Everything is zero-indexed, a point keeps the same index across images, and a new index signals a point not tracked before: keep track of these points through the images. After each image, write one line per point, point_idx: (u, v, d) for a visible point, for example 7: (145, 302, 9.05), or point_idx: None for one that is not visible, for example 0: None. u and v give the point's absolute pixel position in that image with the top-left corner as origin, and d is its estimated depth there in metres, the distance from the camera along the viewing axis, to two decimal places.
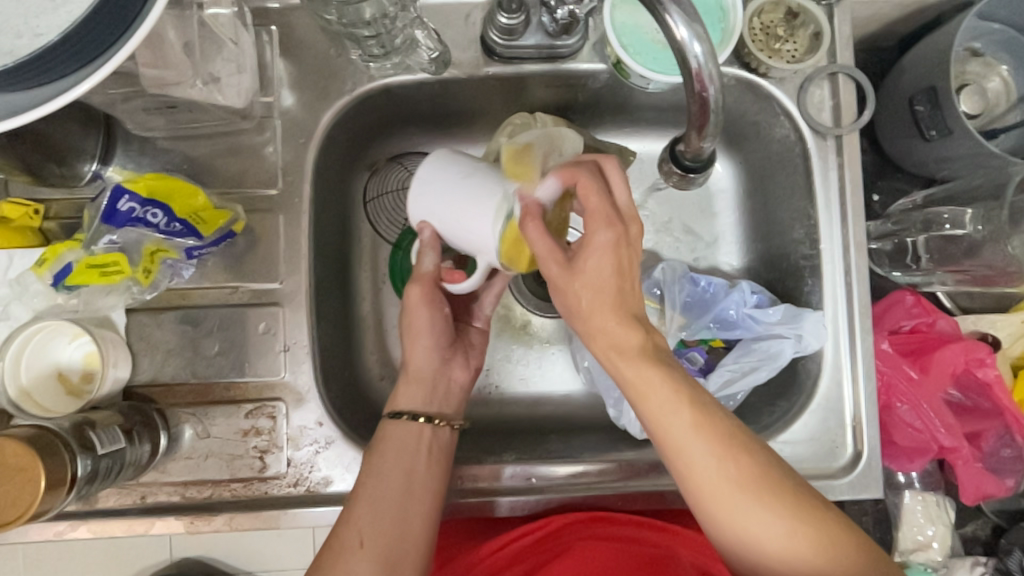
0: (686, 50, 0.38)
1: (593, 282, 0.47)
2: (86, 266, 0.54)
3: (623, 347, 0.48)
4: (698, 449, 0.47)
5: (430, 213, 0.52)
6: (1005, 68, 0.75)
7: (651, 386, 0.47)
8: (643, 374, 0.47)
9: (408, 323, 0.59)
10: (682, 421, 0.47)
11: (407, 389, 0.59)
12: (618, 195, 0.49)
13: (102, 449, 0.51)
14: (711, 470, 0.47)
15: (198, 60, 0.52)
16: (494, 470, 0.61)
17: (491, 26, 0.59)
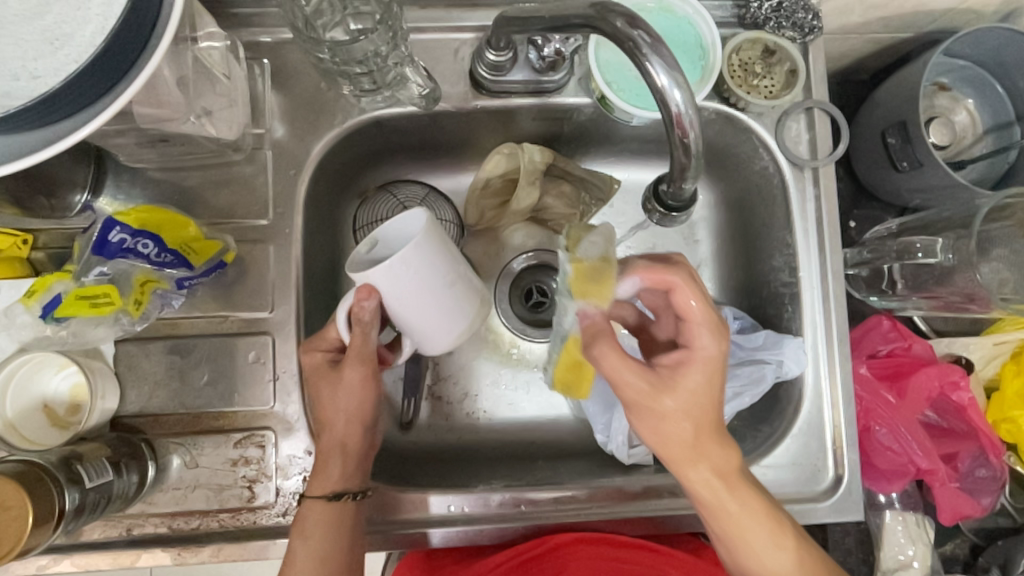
0: (667, 97, 0.39)
1: (676, 410, 0.49)
2: (77, 298, 0.53)
3: (695, 452, 0.51)
4: (764, 543, 0.54)
5: (395, 297, 0.48)
6: (971, 102, 0.78)
7: (736, 498, 0.53)
8: (709, 480, 0.52)
9: (323, 399, 0.57)
10: (746, 515, 0.53)
11: (321, 466, 0.57)
12: (695, 324, 0.50)
13: (90, 482, 0.50)
14: (779, 559, 0.54)
15: (192, 95, 0.53)
16: (423, 500, 0.61)
17: (480, 62, 0.61)
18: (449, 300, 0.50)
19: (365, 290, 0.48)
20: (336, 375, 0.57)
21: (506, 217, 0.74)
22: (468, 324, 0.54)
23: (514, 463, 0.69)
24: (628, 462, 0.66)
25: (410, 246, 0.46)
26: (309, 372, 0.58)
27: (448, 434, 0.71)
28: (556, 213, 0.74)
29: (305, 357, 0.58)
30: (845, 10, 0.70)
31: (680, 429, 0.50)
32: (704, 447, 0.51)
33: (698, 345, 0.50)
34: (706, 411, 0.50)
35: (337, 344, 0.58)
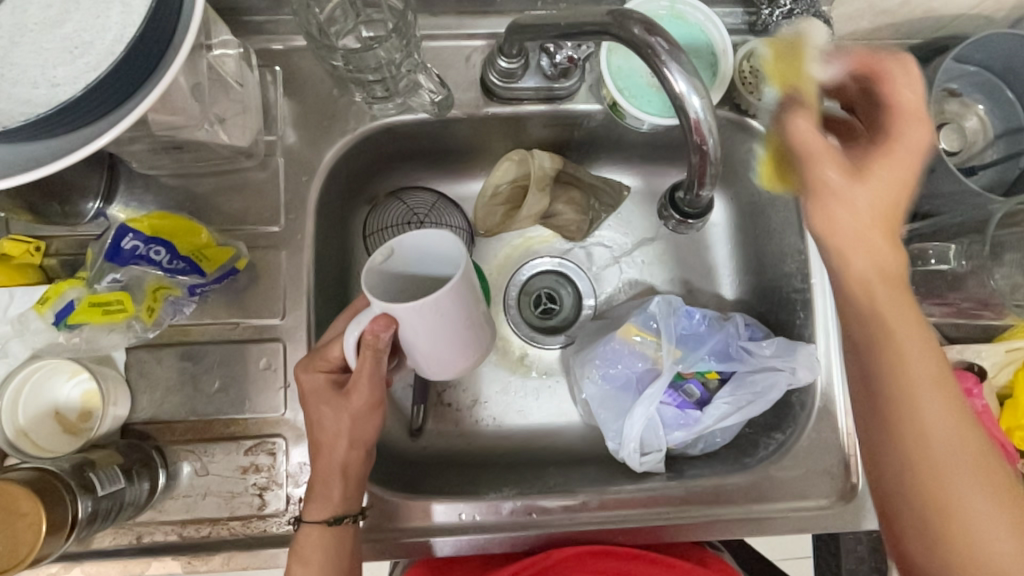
0: (684, 103, 0.39)
1: (885, 309, 0.43)
2: (88, 305, 0.54)
3: (914, 384, 0.43)
4: (936, 414, 0.43)
5: (413, 328, 0.46)
6: (981, 107, 0.78)
7: (920, 383, 0.43)
8: (928, 412, 0.43)
9: (324, 422, 0.54)
10: (958, 422, 0.43)
11: (320, 490, 0.55)
12: (903, 92, 0.44)
13: (102, 490, 0.50)
14: (988, 513, 0.42)
15: (206, 103, 0.54)
16: (428, 509, 0.60)
17: (491, 68, 0.61)
18: (463, 331, 0.49)
19: (381, 320, 0.45)
20: (338, 397, 0.54)
21: (516, 223, 0.73)
22: (476, 357, 0.54)
23: (525, 470, 0.69)
24: (640, 470, 0.66)
25: (444, 292, 0.44)
26: (306, 393, 0.55)
27: (458, 442, 0.71)
28: (567, 221, 0.75)
29: (304, 377, 0.55)
30: (856, 16, 0.70)
31: (913, 342, 0.43)
32: (936, 380, 0.43)
33: (894, 99, 0.44)
34: (927, 339, 0.43)
35: (339, 364, 0.55)
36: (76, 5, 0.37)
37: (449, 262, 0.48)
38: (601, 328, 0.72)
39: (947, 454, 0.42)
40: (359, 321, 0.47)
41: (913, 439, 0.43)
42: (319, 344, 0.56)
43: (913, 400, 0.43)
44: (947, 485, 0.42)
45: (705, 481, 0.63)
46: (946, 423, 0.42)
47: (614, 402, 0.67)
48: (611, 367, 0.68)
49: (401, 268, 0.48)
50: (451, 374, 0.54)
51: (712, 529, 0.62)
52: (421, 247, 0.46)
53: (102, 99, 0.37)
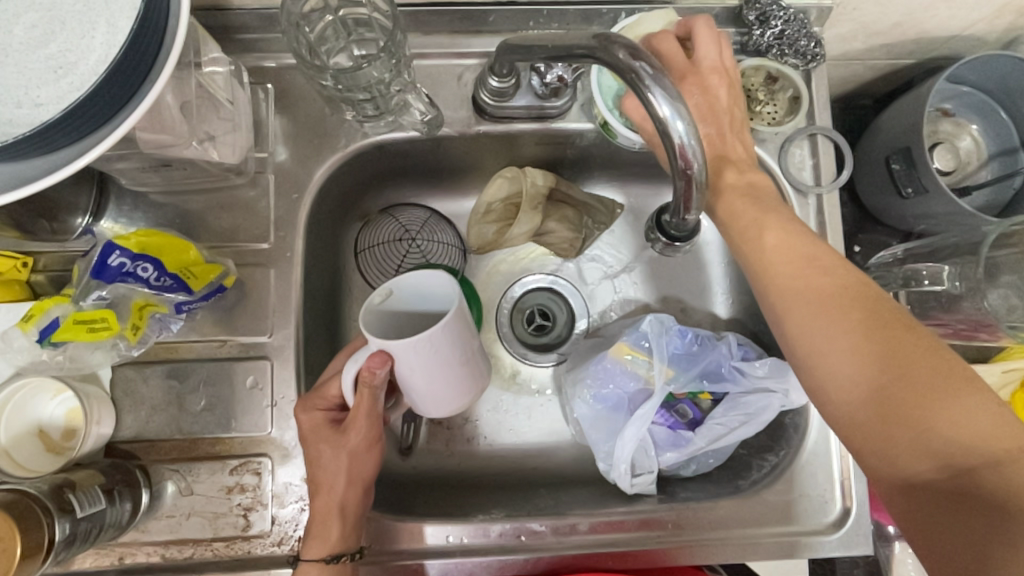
0: (668, 127, 0.39)
1: (782, 250, 0.48)
2: (75, 322, 0.53)
3: (812, 303, 0.45)
4: (828, 338, 0.44)
5: (409, 366, 0.46)
6: (975, 127, 0.78)
7: (813, 318, 0.45)
8: (809, 317, 0.45)
9: (322, 461, 0.54)
10: (891, 337, 0.43)
11: (319, 528, 0.53)
12: (704, 50, 0.54)
13: (81, 511, 0.49)
14: (880, 376, 0.42)
15: (195, 121, 0.54)
16: (421, 530, 0.60)
17: (482, 87, 0.61)
18: (459, 369, 0.49)
19: (377, 356, 0.46)
20: (336, 436, 0.54)
21: (508, 240, 0.73)
22: (471, 399, 0.53)
23: (515, 491, 0.68)
24: (631, 492, 0.65)
25: (439, 327, 0.44)
26: (303, 431, 0.55)
27: (448, 461, 0.70)
28: (559, 238, 0.74)
29: (303, 416, 0.55)
30: (848, 36, 0.70)
31: (815, 270, 0.47)
32: (840, 292, 0.45)
33: (699, 57, 0.54)
34: (819, 255, 0.47)
35: (337, 403, 0.55)
36: (61, 26, 0.37)
37: (446, 300, 0.48)
38: (594, 347, 0.71)
39: (860, 380, 0.42)
40: (355, 359, 0.47)
41: (832, 352, 0.44)
42: (318, 383, 0.57)
43: (804, 324, 0.45)
44: (867, 378, 0.42)
45: (697, 505, 0.62)
46: (857, 337, 0.43)
47: (608, 423, 0.67)
48: (602, 388, 0.67)
49: (400, 306, 0.49)
50: (449, 413, 0.53)
51: (707, 553, 0.60)
52: (418, 286, 0.48)
53: (85, 119, 0.37)
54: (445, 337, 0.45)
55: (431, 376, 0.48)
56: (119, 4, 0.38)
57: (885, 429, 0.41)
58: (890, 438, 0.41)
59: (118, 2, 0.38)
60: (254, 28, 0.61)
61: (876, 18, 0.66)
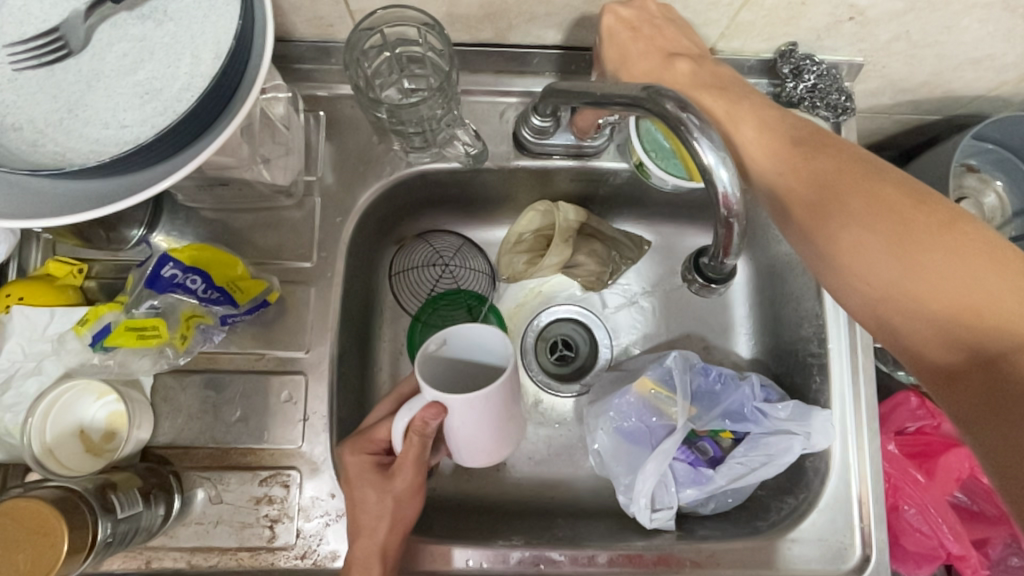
0: (712, 175, 0.41)
1: (811, 175, 0.51)
2: (126, 329, 0.55)
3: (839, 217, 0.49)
4: (812, 194, 0.51)
5: (462, 417, 0.48)
6: (999, 184, 0.80)
7: (797, 181, 0.52)
8: (804, 183, 0.51)
9: (367, 505, 0.56)
10: (862, 193, 0.48)
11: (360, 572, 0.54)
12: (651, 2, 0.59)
13: (121, 512, 0.51)
14: (853, 221, 0.48)
15: (255, 144, 0.57)
16: (446, 553, 0.60)
17: (524, 124, 0.64)
18: (502, 423, 0.51)
19: (432, 408, 0.48)
20: (383, 480, 0.56)
21: (537, 272, 0.75)
22: (504, 448, 0.56)
23: (533, 520, 0.69)
24: (649, 527, 0.65)
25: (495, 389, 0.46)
26: (349, 473, 0.57)
27: (468, 483, 0.71)
28: (586, 271, 0.76)
29: (350, 459, 0.56)
30: (876, 91, 0.72)
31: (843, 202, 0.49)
32: (870, 212, 0.48)
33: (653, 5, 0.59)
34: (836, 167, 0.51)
35: (383, 448, 0.57)
36: (149, 56, 0.41)
37: (493, 354, 0.51)
38: (617, 380, 0.72)
39: (863, 259, 0.48)
40: (410, 406, 0.49)
41: (857, 261, 0.48)
42: (364, 426, 0.58)
43: (812, 222, 0.51)
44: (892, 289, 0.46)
45: (715, 545, 0.62)
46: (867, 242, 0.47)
47: (628, 455, 0.68)
48: (624, 421, 0.68)
49: (448, 357, 0.51)
50: (482, 460, 0.56)
51: None
52: (471, 338, 0.50)
53: (169, 144, 0.40)
54: (497, 396, 0.48)
55: (475, 427, 0.50)
56: (203, 37, 0.41)
57: (904, 321, 0.46)
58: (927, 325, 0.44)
59: (203, 36, 0.41)
60: (310, 59, 0.65)
61: (905, 75, 0.69)
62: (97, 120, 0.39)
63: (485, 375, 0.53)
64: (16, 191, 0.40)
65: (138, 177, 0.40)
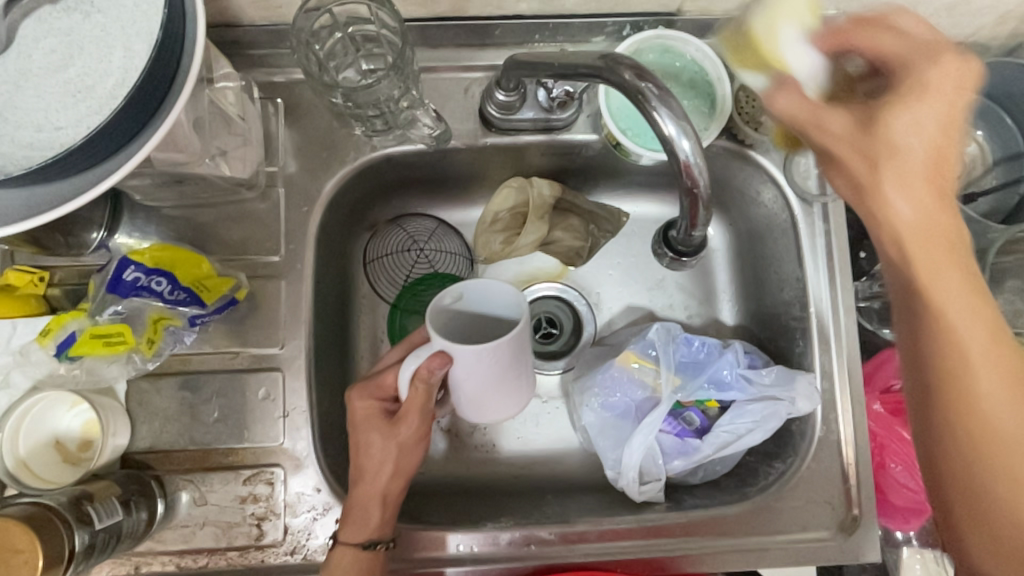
0: (675, 146, 0.40)
1: (903, 174, 0.42)
2: (90, 337, 0.54)
3: (925, 242, 0.42)
4: (949, 283, 0.41)
5: (467, 369, 0.48)
6: (980, 134, 0.79)
7: (937, 272, 0.41)
8: (958, 282, 0.41)
9: (371, 449, 0.55)
10: (1002, 345, 0.40)
11: (359, 512, 0.55)
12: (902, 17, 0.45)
13: (100, 523, 0.50)
14: (991, 343, 0.40)
15: (208, 137, 0.55)
16: (437, 539, 0.60)
17: (489, 101, 0.62)
18: (503, 379, 0.51)
19: (438, 357, 0.47)
20: (389, 426, 0.55)
21: (514, 251, 0.73)
22: (508, 404, 0.55)
23: (524, 499, 0.69)
24: (639, 499, 0.65)
25: (502, 341, 0.46)
26: (358, 414, 0.56)
27: (457, 467, 0.71)
28: (566, 247, 0.75)
29: (358, 403, 0.56)
30: None
31: (971, 314, 0.41)
32: (990, 326, 0.40)
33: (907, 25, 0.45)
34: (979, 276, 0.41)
35: (392, 395, 0.57)
36: (79, 50, 0.38)
37: (504, 307, 0.50)
38: (600, 355, 0.71)
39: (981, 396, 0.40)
40: (415, 356, 0.48)
41: (961, 391, 0.41)
42: (373, 373, 0.58)
43: (943, 299, 0.41)
44: (986, 432, 0.40)
45: (704, 514, 0.62)
46: (959, 294, 0.41)
47: (614, 431, 0.67)
48: (610, 396, 0.68)
49: (461, 310, 0.50)
50: (485, 415, 0.56)
51: (713, 560, 0.61)
52: (483, 291, 0.49)
53: (107, 143, 0.38)
54: (506, 347, 0.47)
55: (478, 382, 0.50)
56: (135, 27, 0.38)
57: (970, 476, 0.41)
58: (975, 412, 0.40)
59: (134, 25, 0.38)
60: (263, 44, 0.62)
61: None
62: (28, 122, 0.37)
63: (495, 330, 0.52)
64: None
65: (80, 180, 0.39)
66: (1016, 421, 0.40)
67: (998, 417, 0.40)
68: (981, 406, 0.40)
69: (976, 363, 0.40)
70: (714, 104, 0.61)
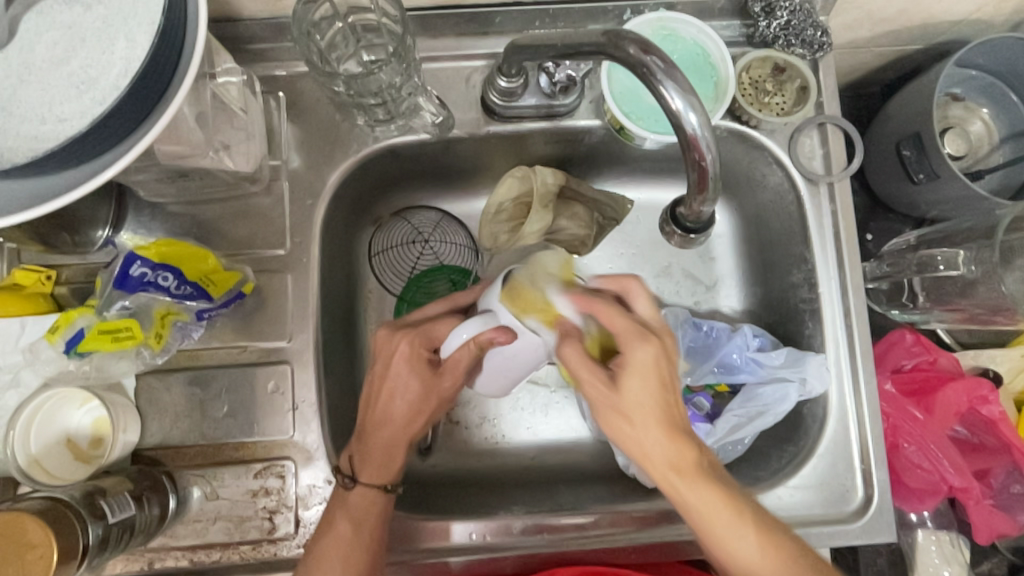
0: (681, 119, 0.40)
1: (638, 417, 0.52)
2: (100, 332, 0.54)
3: (674, 435, 0.51)
4: (692, 499, 0.51)
5: (517, 350, 0.52)
6: (985, 111, 0.78)
7: (686, 490, 0.51)
8: (693, 494, 0.51)
9: (406, 393, 0.57)
10: (721, 517, 0.50)
11: (383, 454, 0.57)
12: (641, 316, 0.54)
13: (113, 517, 0.50)
14: (733, 526, 0.50)
15: (211, 131, 0.55)
16: (446, 528, 0.60)
17: (491, 88, 0.62)
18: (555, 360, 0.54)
19: (504, 333, 0.51)
20: (431, 377, 0.57)
21: (519, 241, 0.73)
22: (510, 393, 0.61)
23: (535, 488, 0.68)
24: (651, 486, 0.65)
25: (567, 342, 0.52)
26: (401, 358, 0.57)
27: (467, 458, 0.71)
28: (572, 235, 0.74)
29: (404, 346, 0.57)
30: (854, 24, 0.70)
31: (739, 529, 0.50)
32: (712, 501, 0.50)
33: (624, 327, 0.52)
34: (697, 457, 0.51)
35: (437, 345, 0.58)
36: (81, 43, 0.38)
37: None
38: None
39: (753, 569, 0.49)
40: (481, 323, 0.51)
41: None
42: (422, 322, 0.58)
43: (710, 523, 0.50)
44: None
45: None
46: (690, 491, 0.51)
47: None
48: None
49: None
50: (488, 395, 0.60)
51: None
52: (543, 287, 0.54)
53: (110, 132, 0.38)
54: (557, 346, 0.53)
55: (509, 369, 0.55)
56: (137, 18, 0.38)
57: None
58: (740, 561, 0.50)
59: (136, 16, 0.38)
60: (264, 38, 0.62)
61: (882, 4, 0.66)
62: (32, 115, 0.37)
63: None
64: None
65: (84, 171, 0.39)
66: (756, 555, 0.49)
67: (758, 565, 0.49)
68: (748, 564, 0.49)
69: (745, 536, 0.49)
70: (716, 84, 0.60)
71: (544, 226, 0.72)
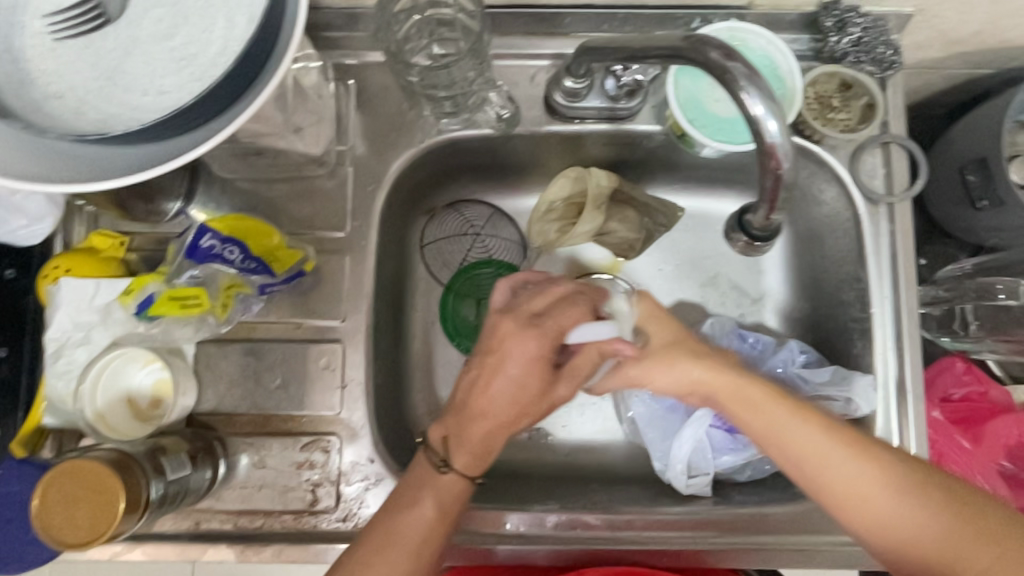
0: (762, 126, 0.43)
1: (738, 395, 0.51)
2: (169, 298, 0.56)
3: (761, 398, 0.50)
4: (832, 456, 0.47)
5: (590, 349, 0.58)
6: None
7: (788, 430, 0.48)
8: (804, 435, 0.48)
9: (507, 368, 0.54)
10: (846, 454, 0.47)
11: (479, 447, 0.54)
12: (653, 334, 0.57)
13: (171, 474, 0.53)
14: (850, 471, 0.46)
15: (287, 113, 0.57)
16: (481, 517, 0.61)
17: (557, 87, 0.63)
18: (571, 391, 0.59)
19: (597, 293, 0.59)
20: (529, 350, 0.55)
21: (569, 240, 0.73)
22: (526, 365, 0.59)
23: (569, 486, 0.69)
24: (685, 492, 0.66)
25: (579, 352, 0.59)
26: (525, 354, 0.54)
27: (502, 449, 0.72)
28: (622, 238, 0.74)
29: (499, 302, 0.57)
30: (924, 45, 0.69)
31: (850, 468, 0.46)
32: (822, 443, 0.47)
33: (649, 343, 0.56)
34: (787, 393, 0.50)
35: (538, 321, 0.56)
36: (184, 20, 0.40)
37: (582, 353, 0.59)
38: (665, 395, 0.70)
39: (904, 522, 0.45)
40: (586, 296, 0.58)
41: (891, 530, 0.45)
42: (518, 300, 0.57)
43: (836, 469, 0.47)
44: (899, 529, 0.45)
45: (755, 512, 0.62)
46: (795, 427, 0.48)
47: (663, 424, 0.68)
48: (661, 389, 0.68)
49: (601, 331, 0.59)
50: None
51: (759, 557, 0.61)
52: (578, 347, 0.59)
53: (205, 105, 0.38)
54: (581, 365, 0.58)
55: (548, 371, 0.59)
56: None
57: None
58: (859, 505, 0.46)
59: None
60: (338, 26, 0.64)
61: (957, 26, 0.65)
62: (135, 86, 0.38)
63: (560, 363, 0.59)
64: (55, 155, 0.39)
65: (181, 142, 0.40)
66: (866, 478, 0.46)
67: (875, 486, 0.46)
68: (865, 514, 0.46)
69: (880, 492, 0.46)
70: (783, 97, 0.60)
71: (599, 230, 0.73)
